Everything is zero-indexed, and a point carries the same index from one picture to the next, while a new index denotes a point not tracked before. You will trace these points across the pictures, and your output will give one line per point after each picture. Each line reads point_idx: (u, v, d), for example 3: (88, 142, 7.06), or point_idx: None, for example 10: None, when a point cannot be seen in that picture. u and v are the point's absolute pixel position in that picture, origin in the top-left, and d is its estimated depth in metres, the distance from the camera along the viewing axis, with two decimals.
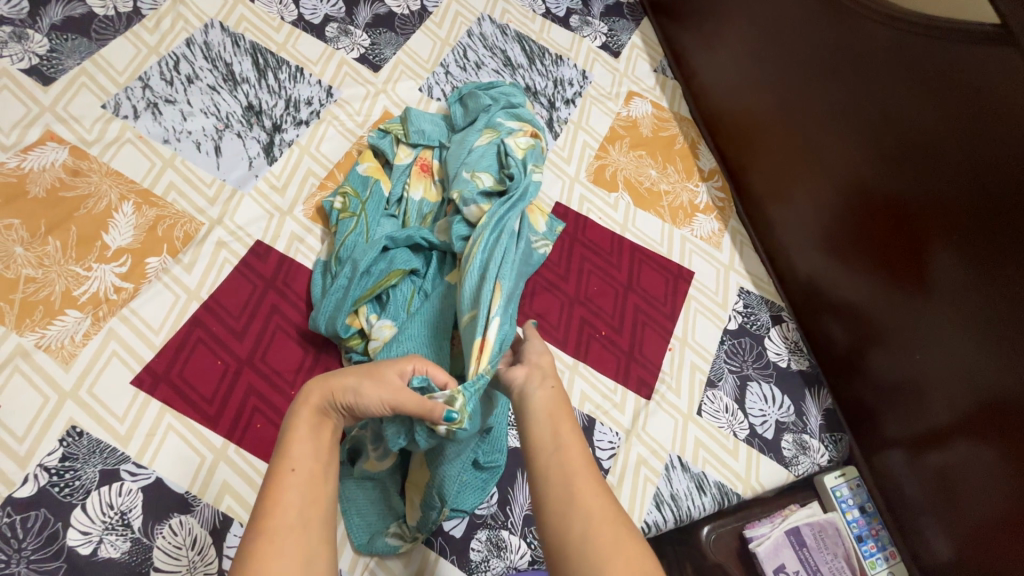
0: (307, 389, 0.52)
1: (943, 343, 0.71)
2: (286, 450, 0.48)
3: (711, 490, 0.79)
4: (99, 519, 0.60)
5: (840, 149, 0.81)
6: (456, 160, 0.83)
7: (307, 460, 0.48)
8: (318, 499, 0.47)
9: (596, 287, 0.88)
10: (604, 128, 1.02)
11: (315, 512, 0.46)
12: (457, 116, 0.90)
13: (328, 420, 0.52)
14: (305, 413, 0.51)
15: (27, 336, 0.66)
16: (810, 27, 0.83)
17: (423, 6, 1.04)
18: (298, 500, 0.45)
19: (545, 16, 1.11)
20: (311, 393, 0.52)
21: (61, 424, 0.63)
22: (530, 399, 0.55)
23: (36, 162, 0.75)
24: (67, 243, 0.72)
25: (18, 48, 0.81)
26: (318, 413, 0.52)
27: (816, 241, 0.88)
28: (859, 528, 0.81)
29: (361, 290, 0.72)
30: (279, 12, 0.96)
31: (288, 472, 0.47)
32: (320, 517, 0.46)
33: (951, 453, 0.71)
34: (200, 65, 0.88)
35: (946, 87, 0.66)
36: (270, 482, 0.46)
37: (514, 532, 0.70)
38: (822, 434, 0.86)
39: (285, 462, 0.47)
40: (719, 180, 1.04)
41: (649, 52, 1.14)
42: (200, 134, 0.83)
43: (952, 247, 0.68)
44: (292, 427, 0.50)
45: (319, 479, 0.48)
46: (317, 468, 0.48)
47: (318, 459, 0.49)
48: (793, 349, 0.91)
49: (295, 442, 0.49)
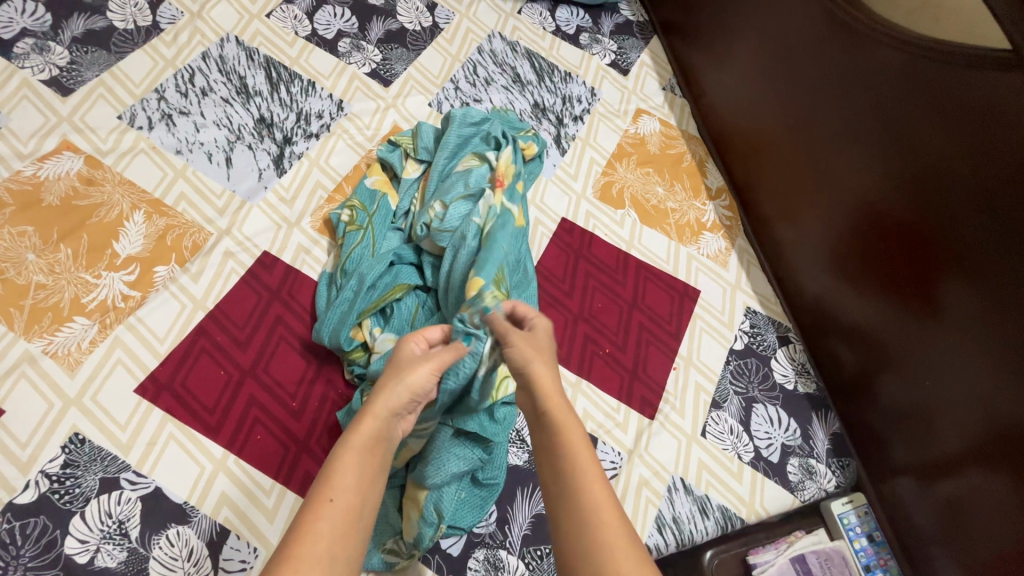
0: (359, 420, 0.52)
1: (955, 370, 0.69)
2: (332, 472, 0.48)
3: (713, 514, 0.77)
4: (97, 528, 0.61)
5: (849, 170, 0.81)
6: (449, 250, 0.75)
7: (348, 492, 0.47)
8: (350, 533, 0.46)
9: (600, 303, 0.88)
10: (612, 145, 1.02)
11: (342, 548, 0.44)
12: (427, 136, 0.86)
13: (381, 444, 0.52)
14: (354, 448, 0.50)
15: (35, 342, 0.67)
16: (820, 47, 0.83)
17: (435, 23, 1.05)
18: (328, 532, 0.44)
19: (555, 33, 1.12)
20: (363, 426, 0.51)
21: (63, 431, 0.64)
22: (542, 416, 0.54)
23: (52, 170, 0.77)
24: (78, 251, 0.73)
25: (39, 59, 0.83)
26: (368, 443, 0.51)
27: (824, 261, 0.87)
28: (867, 558, 0.79)
29: (366, 303, 0.73)
30: (293, 27, 0.97)
31: (326, 501, 0.46)
32: (345, 557, 0.44)
33: (963, 482, 0.70)
34: (215, 77, 0.90)
35: (956, 109, 0.65)
36: (309, 509, 0.46)
37: (512, 552, 0.69)
38: (829, 459, 0.84)
39: (327, 490, 0.47)
40: (727, 200, 1.03)
41: (658, 71, 1.15)
42: (211, 146, 0.85)
43: (963, 273, 0.67)
44: (338, 457, 0.49)
45: (356, 513, 0.47)
46: (355, 502, 0.47)
47: (358, 493, 0.48)
48: (800, 372, 0.90)
49: (340, 463, 0.49)
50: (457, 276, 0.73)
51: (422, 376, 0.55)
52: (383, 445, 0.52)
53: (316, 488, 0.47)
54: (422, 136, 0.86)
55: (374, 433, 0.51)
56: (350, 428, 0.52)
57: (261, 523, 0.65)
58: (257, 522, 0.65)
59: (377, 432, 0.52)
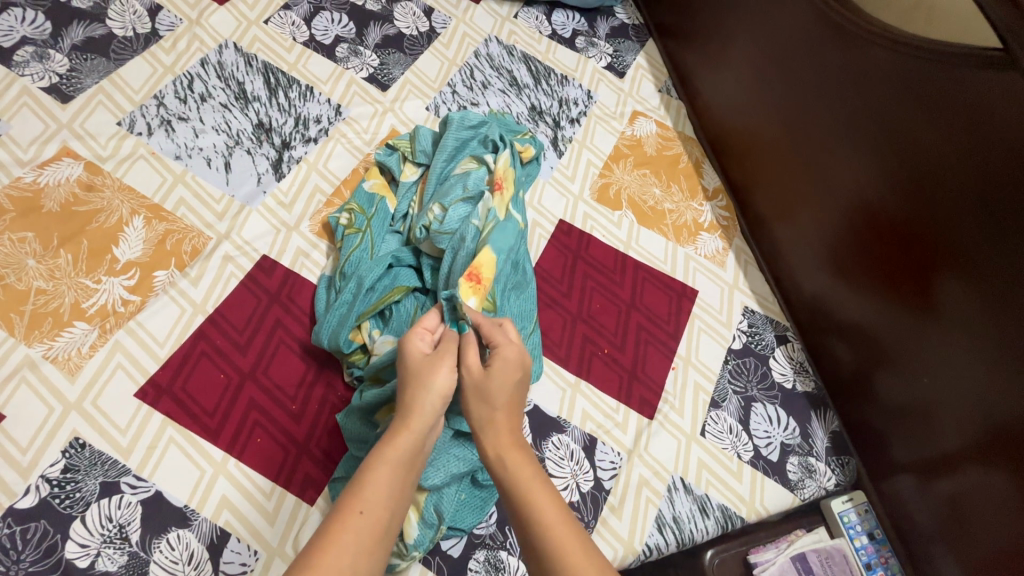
0: (394, 432, 0.53)
1: (954, 367, 0.69)
2: (360, 485, 0.49)
3: (714, 513, 0.77)
4: (98, 532, 0.61)
5: (845, 169, 0.81)
6: (449, 252, 0.75)
7: (377, 506, 0.48)
8: (374, 548, 0.46)
9: (598, 304, 0.88)
10: (609, 146, 1.03)
11: (367, 560, 0.45)
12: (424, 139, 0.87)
13: (414, 458, 0.53)
14: (386, 462, 0.51)
15: (36, 347, 0.67)
16: (813, 48, 0.83)
17: (432, 27, 1.06)
18: (356, 545, 0.45)
19: (551, 37, 1.13)
20: (399, 438, 0.52)
21: (64, 435, 0.64)
22: None
23: (51, 177, 0.77)
24: (78, 256, 0.73)
25: (39, 67, 0.84)
26: (402, 457, 0.52)
27: (821, 261, 0.88)
28: (868, 556, 0.79)
29: (365, 305, 0.74)
30: (291, 33, 0.98)
31: (355, 513, 0.47)
32: (369, 570, 0.45)
33: (962, 479, 0.70)
34: (214, 83, 0.90)
35: (948, 109, 0.66)
36: (337, 519, 0.47)
37: (513, 553, 0.69)
38: (828, 457, 0.85)
39: (356, 502, 0.48)
40: (724, 200, 1.04)
41: (654, 73, 1.16)
42: (211, 151, 0.85)
43: (959, 271, 0.67)
44: (372, 469, 0.50)
45: (382, 528, 0.47)
46: (383, 516, 0.48)
47: (386, 508, 0.48)
48: (798, 370, 0.90)
49: (370, 476, 0.49)
50: (456, 275, 0.72)
51: (446, 380, 0.56)
52: (415, 460, 0.53)
53: (346, 498, 0.48)
54: (420, 139, 0.87)
55: (408, 447, 0.52)
56: (386, 440, 0.52)
57: (262, 527, 0.65)
58: (258, 525, 0.65)
59: (410, 446, 0.52)
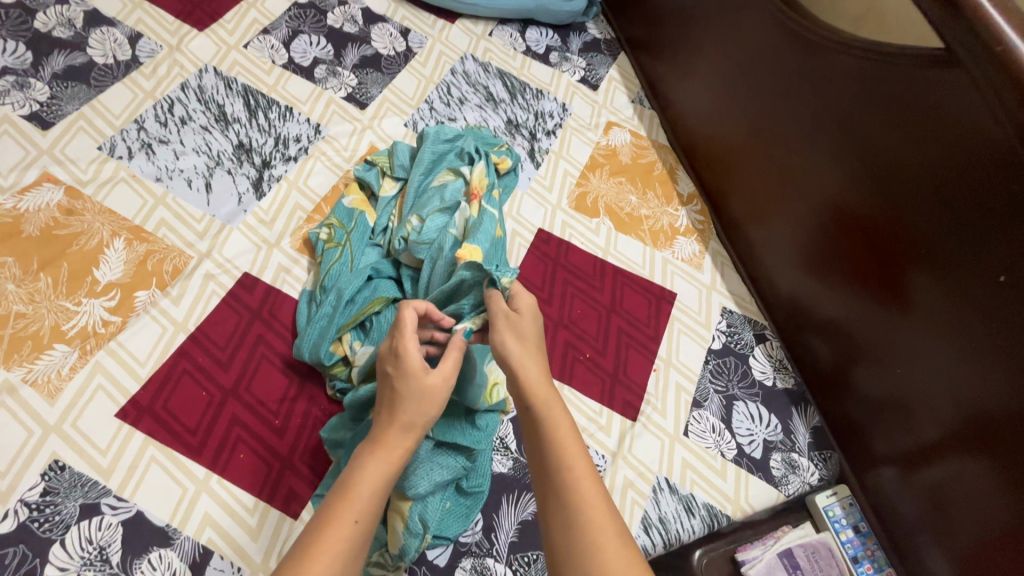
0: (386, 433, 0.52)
1: (927, 358, 0.71)
2: (352, 495, 0.49)
3: (699, 512, 0.78)
4: (78, 555, 0.60)
5: (812, 170, 0.84)
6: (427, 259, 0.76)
7: (369, 513, 0.49)
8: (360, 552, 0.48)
9: (579, 309, 0.89)
10: (584, 156, 1.05)
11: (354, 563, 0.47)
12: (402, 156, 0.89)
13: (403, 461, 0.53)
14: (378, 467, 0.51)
15: (15, 370, 0.67)
16: (775, 56, 0.87)
17: (409, 47, 1.09)
18: (345, 551, 0.46)
19: (525, 53, 1.16)
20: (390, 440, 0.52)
21: (43, 458, 0.63)
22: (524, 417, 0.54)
23: (31, 202, 0.78)
24: (58, 279, 0.73)
25: (20, 96, 0.85)
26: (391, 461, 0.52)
27: (794, 260, 0.90)
28: (854, 550, 0.80)
29: (345, 318, 0.75)
30: (270, 56, 1.00)
31: (351, 523, 0.47)
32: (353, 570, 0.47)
33: (942, 469, 0.71)
34: (194, 107, 0.92)
35: (902, 109, 0.68)
36: (330, 522, 0.47)
37: (500, 560, 0.69)
38: (810, 452, 0.86)
39: (351, 510, 0.48)
40: (698, 205, 1.06)
41: (627, 85, 1.19)
42: (192, 172, 0.86)
43: (924, 264, 0.69)
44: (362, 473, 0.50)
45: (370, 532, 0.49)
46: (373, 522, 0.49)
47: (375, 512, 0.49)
48: (778, 368, 0.92)
49: (362, 483, 0.50)
50: (434, 285, 0.75)
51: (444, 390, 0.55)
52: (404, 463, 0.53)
53: (341, 505, 0.48)
54: (398, 155, 0.89)
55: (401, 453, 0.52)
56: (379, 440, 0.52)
57: (246, 543, 0.65)
58: (241, 542, 0.65)
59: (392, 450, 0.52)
